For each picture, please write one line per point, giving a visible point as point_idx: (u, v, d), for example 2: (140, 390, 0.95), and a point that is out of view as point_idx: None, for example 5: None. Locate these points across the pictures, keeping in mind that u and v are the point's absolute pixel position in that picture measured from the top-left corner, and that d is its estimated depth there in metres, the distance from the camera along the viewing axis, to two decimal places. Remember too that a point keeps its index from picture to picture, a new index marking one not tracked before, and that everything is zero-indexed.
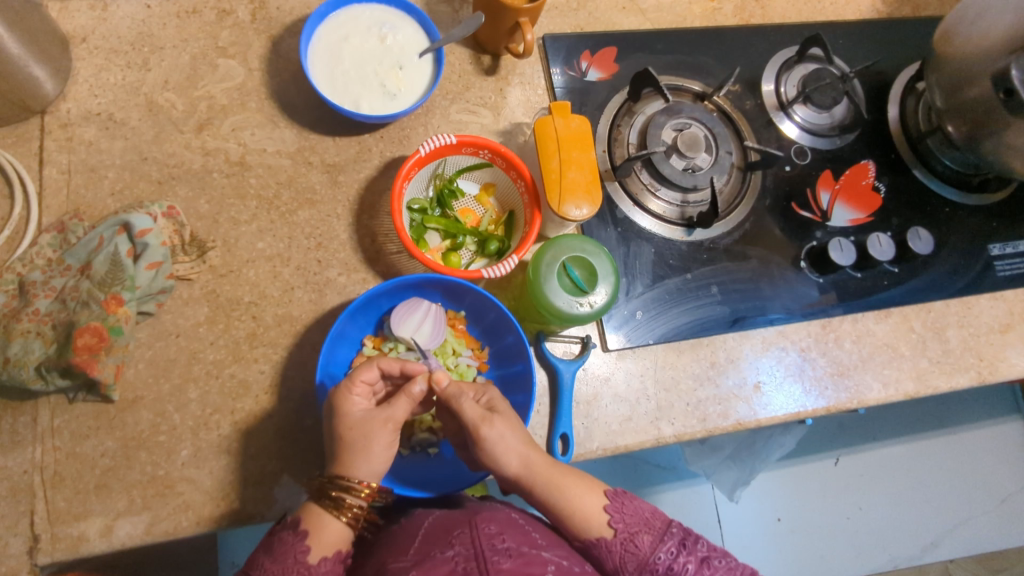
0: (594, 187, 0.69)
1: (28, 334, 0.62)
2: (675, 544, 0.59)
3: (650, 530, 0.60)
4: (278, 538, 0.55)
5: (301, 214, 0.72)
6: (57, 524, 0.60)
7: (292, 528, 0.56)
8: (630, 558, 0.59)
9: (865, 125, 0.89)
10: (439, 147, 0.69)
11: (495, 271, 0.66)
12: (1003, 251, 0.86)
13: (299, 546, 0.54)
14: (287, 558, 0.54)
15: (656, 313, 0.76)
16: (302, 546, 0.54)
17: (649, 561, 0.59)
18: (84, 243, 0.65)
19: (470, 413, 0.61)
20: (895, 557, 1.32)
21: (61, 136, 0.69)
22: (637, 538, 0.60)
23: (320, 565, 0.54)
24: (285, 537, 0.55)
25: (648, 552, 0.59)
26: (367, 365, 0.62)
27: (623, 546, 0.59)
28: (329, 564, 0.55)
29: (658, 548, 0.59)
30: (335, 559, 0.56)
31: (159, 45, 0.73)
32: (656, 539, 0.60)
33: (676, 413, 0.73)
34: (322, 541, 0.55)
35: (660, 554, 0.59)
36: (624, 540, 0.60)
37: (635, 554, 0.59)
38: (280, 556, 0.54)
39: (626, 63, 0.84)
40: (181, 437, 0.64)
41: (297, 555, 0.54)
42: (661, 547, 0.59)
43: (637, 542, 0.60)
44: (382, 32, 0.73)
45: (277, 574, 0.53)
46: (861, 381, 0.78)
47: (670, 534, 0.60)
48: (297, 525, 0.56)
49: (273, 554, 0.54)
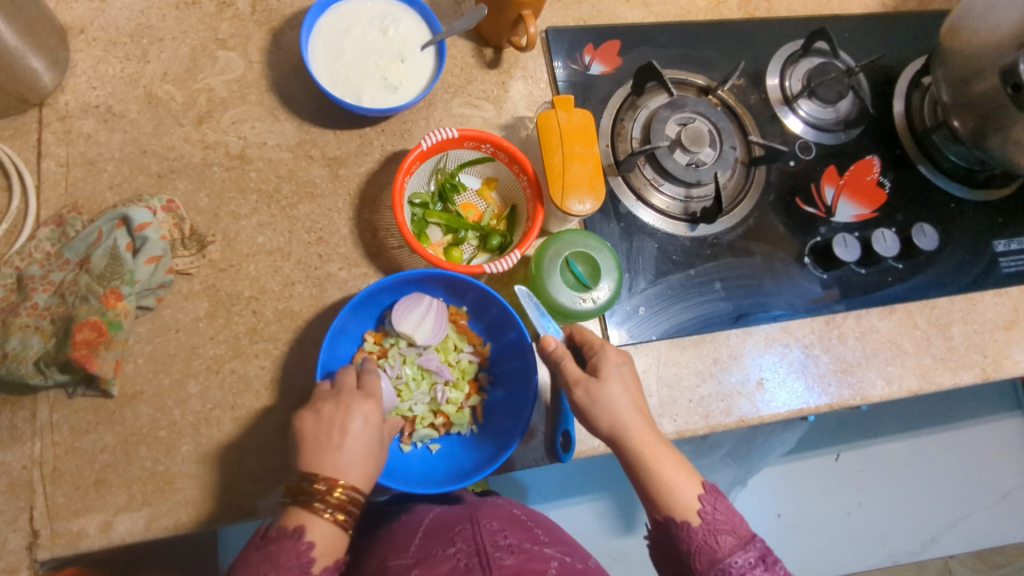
0: (597, 181, 0.68)
1: (26, 329, 0.61)
2: (755, 557, 0.55)
3: (734, 534, 0.57)
4: (277, 549, 0.52)
5: (302, 208, 0.71)
6: (56, 520, 0.59)
7: (290, 537, 0.52)
8: (706, 551, 0.56)
9: (870, 120, 0.88)
10: (441, 141, 0.68)
11: (497, 266, 0.66)
12: (1008, 247, 0.86)
13: (295, 549, 0.52)
14: (292, 572, 0.51)
15: (659, 309, 0.76)
16: (301, 547, 0.52)
17: (721, 563, 0.55)
18: (83, 236, 0.64)
19: (572, 372, 0.61)
20: (894, 553, 1.33)
21: (60, 129, 0.68)
22: (718, 536, 0.56)
23: (322, 573, 0.53)
24: (279, 546, 0.52)
25: (725, 553, 0.56)
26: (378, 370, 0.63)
27: (703, 537, 0.56)
28: (329, 571, 0.53)
29: (736, 553, 0.55)
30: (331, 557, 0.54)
31: (159, 37, 0.72)
32: (738, 544, 0.56)
33: (678, 409, 0.73)
34: (321, 546, 0.53)
35: (736, 560, 0.55)
36: (706, 531, 0.57)
37: (711, 549, 0.56)
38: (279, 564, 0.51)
39: (629, 56, 0.83)
40: (181, 433, 0.63)
41: (297, 557, 0.52)
42: (740, 552, 0.55)
43: (718, 539, 0.56)
44: (384, 24, 0.72)
45: None
46: (864, 378, 0.78)
47: (754, 545, 0.56)
48: (285, 531, 0.52)
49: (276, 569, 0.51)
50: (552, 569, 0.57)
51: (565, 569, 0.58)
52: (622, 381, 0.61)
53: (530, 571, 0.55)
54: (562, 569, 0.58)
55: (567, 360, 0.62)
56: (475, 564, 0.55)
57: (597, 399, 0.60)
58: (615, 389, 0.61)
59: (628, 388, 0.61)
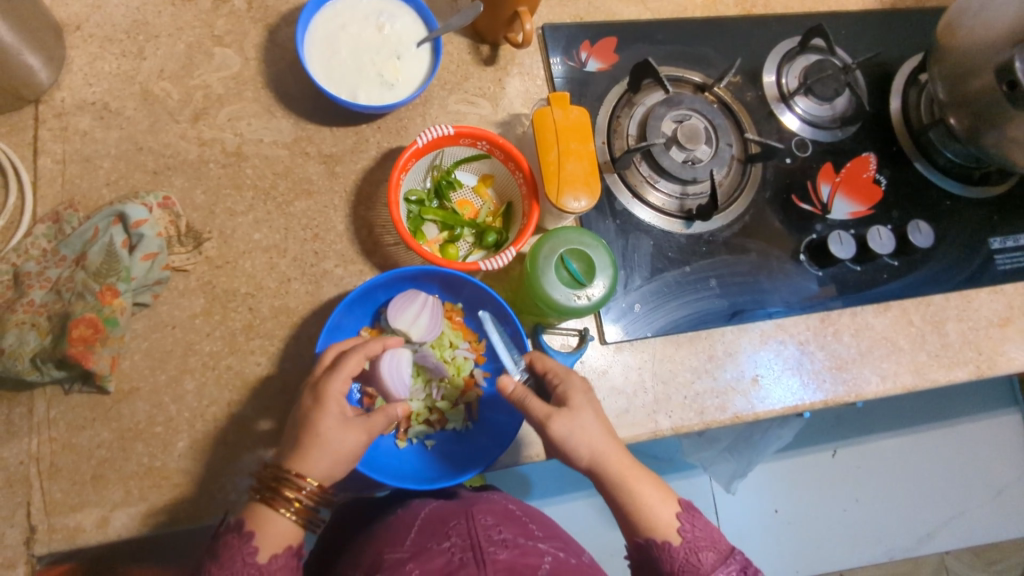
0: (592, 178, 0.68)
1: (23, 325, 0.61)
2: (736, 570, 0.59)
3: (714, 549, 0.60)
4: (223, 542, 0.54)
5: (298, 205, 0.71)
6: (53, 515, 0.60)
7: (236, 530, 0.54)
8: (691, 570, 0.58)
9: (867, 117, 0.88)
10: (436, 138, 0.68)
11: (493, 263, 0.66)
12: (1003, 245, 0.86)
13: (244, 549, 0.53)
14: (234, 561, 0.53)
15: (655, 306, 0.76)
16: (250, 548, 0.53)
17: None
18: (78, 233, 0.65)
19: (538, 409, 0.61)
20: (890, 549, 1.34)
21: (56, 126, 0.68)
22: (700, 553, 0.59)
23: (271, 564, 0.54)
24: (229, 542, 0.54)
25: (708, 570, 0.58)
26: (355, 355, 0.59)
27: (686, 555, 0.59)
28: (281, 560, 0.54)
29: (719, 569, 0.59)
30: (286, 554, 0.55)
31: (155, 33, 0.72)
32: (719, 559, 0.59)
33: (673, 406, 0.73)
34: (269, 538, 0.54)
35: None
36: (689, 550, 0.59)
37: (696, 567, 0.58)
38: (226, 562, 0.53)
39: (626, 54, 0.83)
40: (178, 429, 0.64)
41: (243, 558, 0.53)
42: (722, 568, 0.59)
43: (701, 556, 0.59)
44: (379, 21, 0.72)
45: None
46: (859, 375, 0.78)
47: (733, 559, 0.60)
48: (240, 528, 0.54)
49: (219, 560, 0.53)
50: (545, 565, 0.57)
51: (559, 564, 0.58)
52: (593, 407, 0.62)
53: (524, 567, 0.56)
54: (555, 564, 0.58)
55: (530, 399, 0.61)
56: (469, 560, 0.56)
57: (571, 431, 0.60)
58: (587, 416, 0.61)
59: (599, 414, 0.62)
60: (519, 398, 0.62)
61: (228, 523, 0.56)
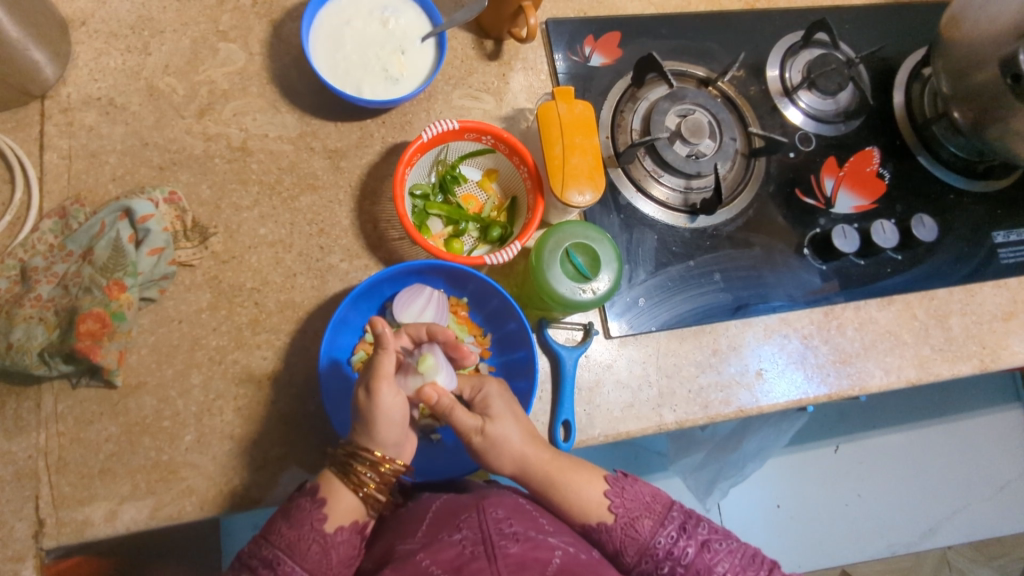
0: (597, 173, 0.68)
1: (31, 320, 0.61)
2: (675, 529, 0.63)
3: (651, 515, 0.64)
4: (296, 504, 0.58)
5: (303, 199, 0.72)
6: (62, 508, 0.60)
7: (311, 495, 0.58)
8: (631, 542, 0.63)
9: (870, 111, 0.88)
10: (441, 132, 0.68)
11: (498, 258, 0.66)
12: (1007, 239, 0.86)
13: (315, 513, 0.57)
14: (304, 525, 0.56)
15: (659, 300, 0.76)
16: (320, 515, 0.57)
17: (648, 546, 0.63)
18: (85, 229, 0.65)
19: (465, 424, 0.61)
20: (893, 544, 1.34)
21: (62, 121, 0.68)
22: (637, 523, 0.63)
23: (337, 535, 0.57)
24: (303, 504, 0.57)
25: (648, 536, 0.63)
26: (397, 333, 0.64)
27: (624, 531, 0.63)
28: (345, 534, 0.58)
29: (658, 533, 0.63)
30: (351, 530, 0.58)
31: (159, 29, 0.72)
32: (656, 524, 0.63)
33: (678, 399, 0.73)
34: (338, 511, 0.57)
35: (659, 539, 0.63)
36: (625, 524, 0.63)
37: (635, 539, 0.63)
38: (296, 523, 0.56)
39: (629, 48, 0.83)
40: (185, 423, 0.64)
41: (312, 522, 0.56)
42: (661, 531, 0.63)
43: (638, 526, 0.63)
44: (384, 15, 0.72)
45: (292, 539, 0.56)
46: (863, 368, 0.78)
47: (670, 518, 0.64)
48: (315, 492, 0.58)
49: (290, 521, 0.57)
50: (555, 560, 0.57)
51: (568, 559, 0.58)
52: (512, 413, 0.62)
53: (533, 562, 0.56)
54: (565, 559, 0.58)
55: (457, 413, 0.61)
56: (480, 553, 0.56)
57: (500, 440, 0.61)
58: (510, 424, 0.61)
59: (518, 420, 0.62)
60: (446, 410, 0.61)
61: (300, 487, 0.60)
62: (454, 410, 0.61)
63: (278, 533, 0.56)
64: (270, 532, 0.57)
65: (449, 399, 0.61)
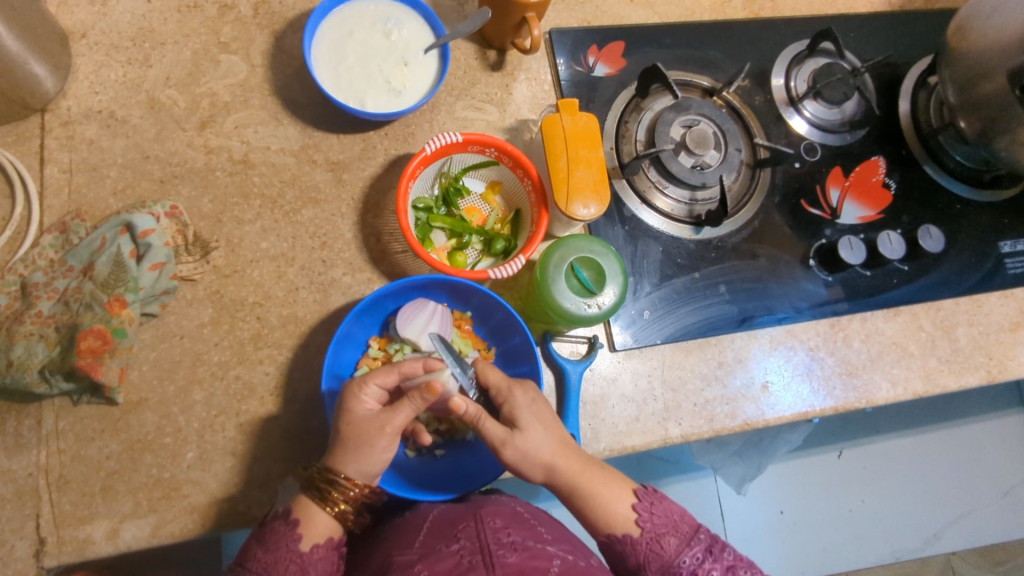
0: (602, 186, 0.68)
1: (31, 336, 0.61)
2: (701, 550, 0.62)
3: (676, 533, 0.62)
4: (270, 529, 0.58)
5: (305, 212, 0.71)
6: (63, 527, 0.60)
7: (284, 518, 0.58)
8: (654, 558, 0.61)
9: (876, 120, 0.88)
10: (445, 145, 0.68)
11: (502, 272, 0.65)
12: (1014, 248, 0.86)
13: (289, 535, 0.57)
14: (279, 547, 0.56)
15: (664, 313, 0.75)
16: (294, 535, 0.57)
17: (672, 564, 0.61)
18: (86, 244, 0.64)
19: (493, 435, 0.61)
20: (896, 550, 1.33)
21: (62, 135, 0.68)
22: (662, 540, 0.62)
23: (313, 552, 0.57)
24: (277, 528, 0.57)
25: (673, 555, 0.61)
26: (386, 368, 0.61)
27: (649, 546, 0.62)
28: (321, 551, 0.58)
29: (684, 552, 0.61)
30: (327, 546, 0.58)
31: (160, 41, 0.72)
32: (683, 542, 0.62)
33: (683, 413, 0.73)
34: (312, 530, 0.58)
35: (685, 558, 0.61)
36: (651, 539, 0.62)
37: (660, 555, 0.61)
38: (272, 546, 0.56)
39: (633, 58, 0.83)
40: (187, 440, 0.63)
41: (287, 544, 0.57)
42: (687, 550, 0.61)
43: (664, 543, 0.62)
44: (387, 27, 0.72)
45: (270, 563, 0.56)
46: (870, 380, 0.78)
47: (698, 539, 0.62)
48: (287, 516, 0.58)
49: (265, 544, 0.57)
50: (555, 568, 0.57)
51: (567, 568, 0.58)
52: (541, 421, 0.62)
53: (532, 571, 0.55)
54: (563, 568, 0.57)
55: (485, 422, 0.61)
56: (477, 563, 0.55)
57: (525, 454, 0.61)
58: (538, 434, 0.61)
59: (547, 428, 0.62)
60: (473, 419, 0.61)
61: (272, 512, 0.60)
62: (482, 418, 0.61)
63: (255, 558, 0.56)
64: (247, 559, 0.57)
65: (475, 409, 0.61)
